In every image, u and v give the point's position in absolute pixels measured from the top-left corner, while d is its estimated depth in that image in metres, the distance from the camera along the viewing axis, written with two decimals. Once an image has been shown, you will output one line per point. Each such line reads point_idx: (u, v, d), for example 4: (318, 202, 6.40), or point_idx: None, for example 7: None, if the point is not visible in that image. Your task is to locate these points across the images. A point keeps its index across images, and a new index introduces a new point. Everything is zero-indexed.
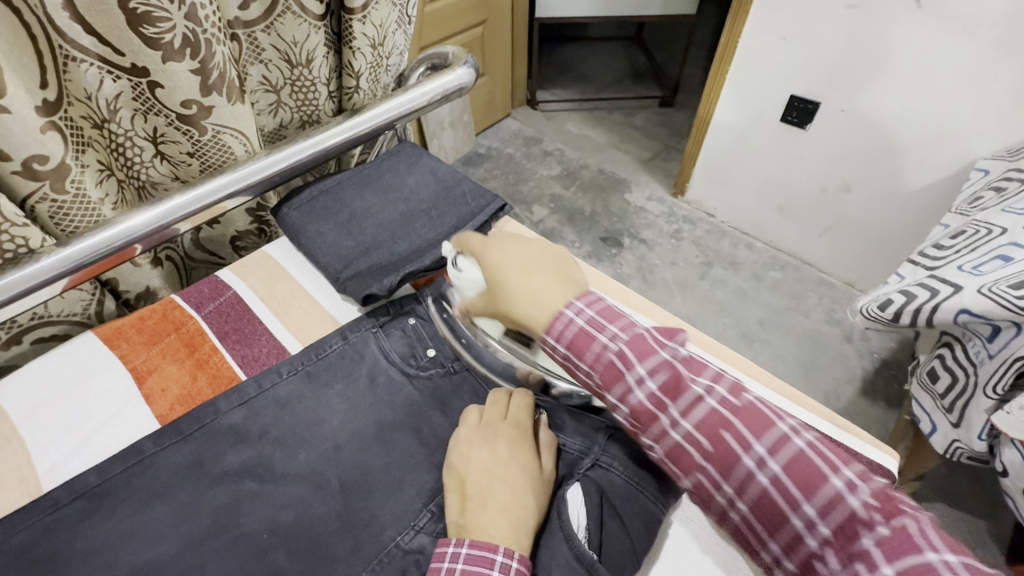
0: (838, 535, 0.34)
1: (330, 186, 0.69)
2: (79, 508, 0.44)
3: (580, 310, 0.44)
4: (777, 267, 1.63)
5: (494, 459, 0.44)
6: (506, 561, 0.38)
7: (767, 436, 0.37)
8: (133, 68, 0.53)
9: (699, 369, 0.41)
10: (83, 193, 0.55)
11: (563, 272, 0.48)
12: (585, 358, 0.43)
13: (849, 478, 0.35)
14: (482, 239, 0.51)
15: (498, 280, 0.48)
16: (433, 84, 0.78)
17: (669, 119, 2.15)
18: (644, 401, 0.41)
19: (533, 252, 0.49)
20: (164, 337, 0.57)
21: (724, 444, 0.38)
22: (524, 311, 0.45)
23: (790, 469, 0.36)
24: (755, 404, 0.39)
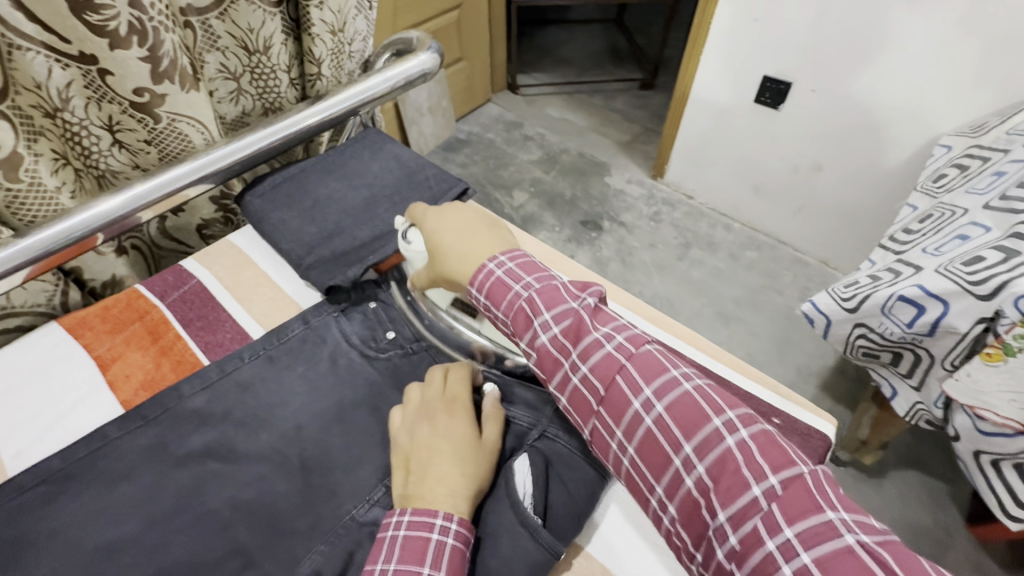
0: (712, 478, 0.35)
1: (294, 173, 0.70)
2: (44, 491, 0.46)
3: (500, 263, 0.48)
4: (753, 246, 1.66)
5: (434, 434, 0.45)
6: (445, 524, 0.40)
7: (657, 380, 0.40)
8: (82, 56, 0.53)
9: (605, 320, 0.44)
10: (39, 182, 0.56)
11: (497, 230, 0.53)
12: (501, 306, 0.46)
13: (770, 486, 0.33)
14: (424, 208, 0.55)
15: (435, 246, 0.51)
16: (396, 70, 0.79)
17: (649, 102, 2.15)
18: (548, 346, 0.44)
19: (468, 215, 0.53)
20: (128, 325, 0.58)
21: (653, 441, 0.39)
22: (456, 266, 0.50)
23: (675, 412, 0.39)
24: (652, 353, 0.42)
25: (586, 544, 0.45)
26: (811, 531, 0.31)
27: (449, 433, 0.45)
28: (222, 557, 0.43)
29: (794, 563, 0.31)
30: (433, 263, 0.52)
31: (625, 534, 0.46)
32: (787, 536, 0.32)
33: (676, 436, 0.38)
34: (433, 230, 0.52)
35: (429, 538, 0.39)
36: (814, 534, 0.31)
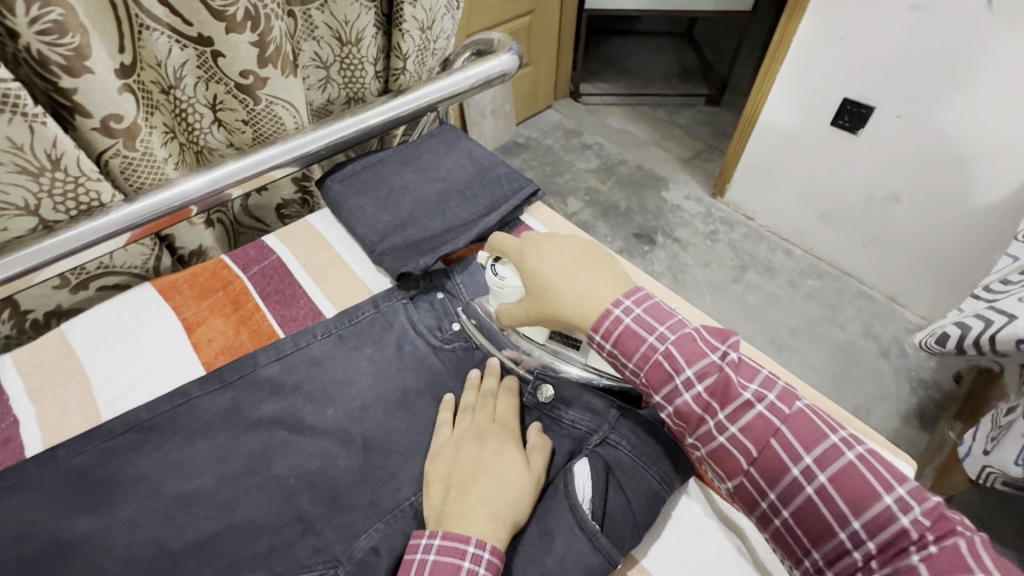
0: (883, 550, 0.36)
1: (373, 162, 0.72)
2: (131, 439, 0.49)
3: (628, 310, 0.44)
4: (814, 275, 1.59)
5: (481, 455, 0.45)
6: (477, 552, 0.38)
7: (816, 447, 0.39)
8: (199, 37, 0.57)
9: (749, 374, 0.42)
10: (150, 152, 0.59)
11: (604, 264, 0.48)
12: (633, 356, 0.44)
13: (900, 495, 0.36)
14: (519, 244, 0.51)
15: (544, 285, 0.47)
16: (476, 69, 0.81)
17: (714, 119, 2.11)
18: (692, 404, 0.42)
19: (572, 250, 0.49)
20: (212, 293, 0.61)
21: (773, 454, 0.40)
22: (573, 310, 0.46)
23: (823, 456, 0.39)
24: (806, 413, 0.41)
25: (642, 557, 0.45)
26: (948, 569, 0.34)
27: (497, 457, 0.45)
28: (286, 522, 0.45)
29: None
30: (543, 306, 0.48)
31: (684, 550, 0.45)
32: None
33: (796, 448, 0.40)
34: (537, 269, 0.48)
35: (460, 564, 0.38)
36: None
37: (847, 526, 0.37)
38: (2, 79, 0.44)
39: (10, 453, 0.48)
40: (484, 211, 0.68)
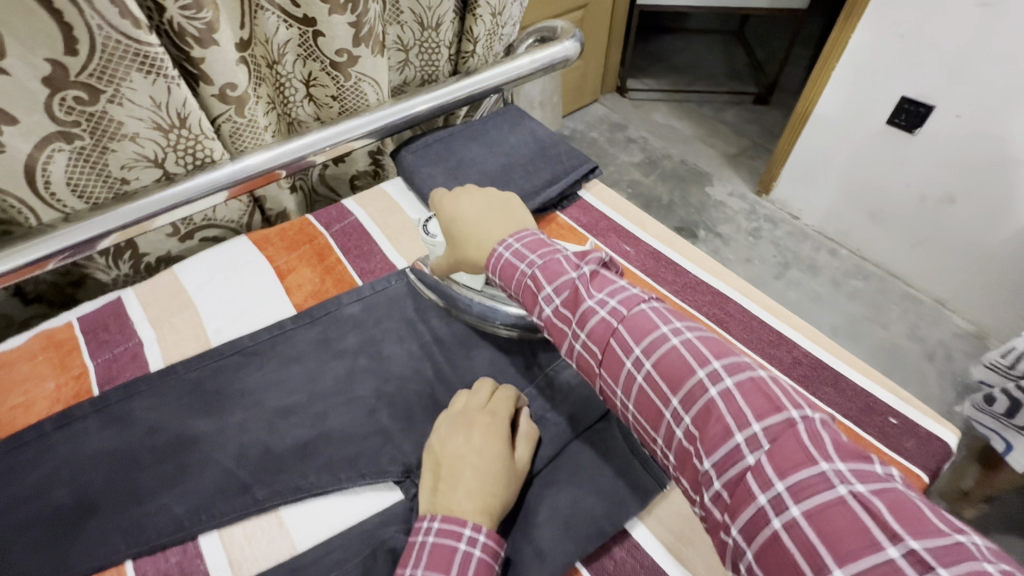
0: (699, 428, 0.36)
1: (442, 137, 0.78)
2: (237, 360, 0.56)
3: (526, 253, 0.48)
4: (859, 276, 1.58)
5: (470, 444, 0.45)
6: (473, 536, 0.39)
7: (645, 339, 0.40)
8: (304, 18, 0.64)
9: (600, 286, 0.44)
10: (254, 120, 0.67)
11: (517, 213, 0.55)
12: (512, 284, 0.48)
13: (712, 369, 0.37)
14: (442, 196, 0.58)
15: (461, 231, 0.54)
16: (541, 54, 0.86)
17: (762, 117, 2.09)
18: (552, 318, 0.45)
19: (486, 200, 0.56)
20: (301, 246, 0.68)
21: (612, 350, 0.41)
22: (474, 252, 0.53)
23: (664, 367, 0.39)
24: (645, 312, 0.41)
25: None
26: (800, 485, 0.31)
27: (487, 445, 0.45)
28: (369, 433, 0.51)
29: (784, 516, 0.31)
30: (457, 250, 0.55)
31: None
32: (777, 490, 0.31)
33: (628, 342, 0.40)
34: (454, 216, 0.55)
35: (456, 548, 0.39)
36: (804, 487, 0.31)
37: (671, 406, 0.38)
38: (149, 44, 0.51)
39: (137, 366, 0.56)
40: (546, 183, 0.73)
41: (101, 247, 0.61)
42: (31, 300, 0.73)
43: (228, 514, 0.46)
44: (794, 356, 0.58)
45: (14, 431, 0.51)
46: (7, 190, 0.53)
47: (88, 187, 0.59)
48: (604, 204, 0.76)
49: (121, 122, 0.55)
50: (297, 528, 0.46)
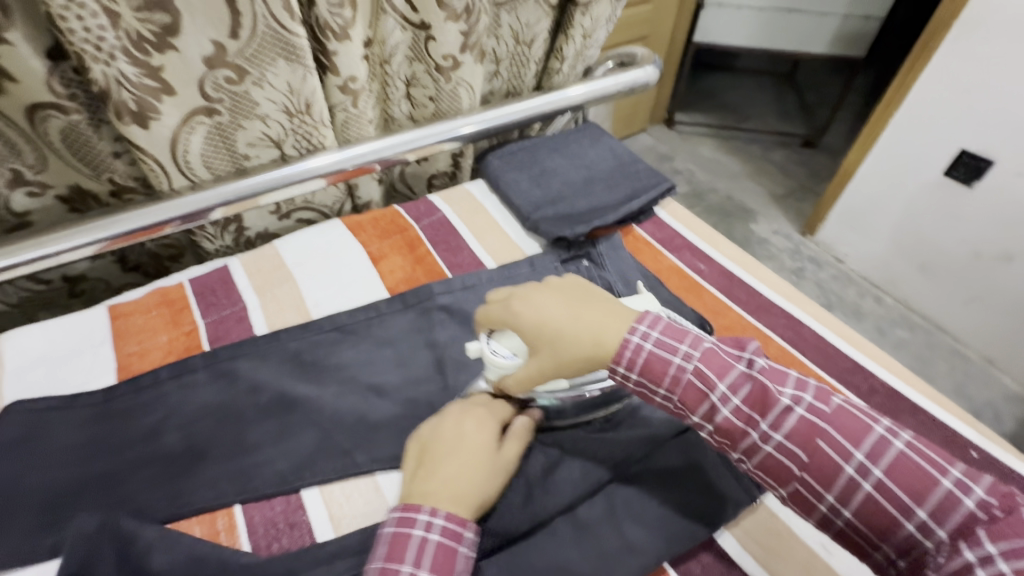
0: (951, 534, 0.34)
1: (527, 146, 0.82)
2: (335, 335, 0.60)
3: (640, 331, 0.43)
4: (903, 325, 1.57)
5: (458, 433, 0.46)
6: (428, 520, 0.39)
7: (865, 441, 0.37)
8: (420, 23, 0.69)
9: (781, 377, 0.41)
10: (362, 112, 0.71)
11: (598, 297, 0.47)
12: (661, 381, 0.42)
13: (956, 477, 0.35)
14: (502, 310, 0.47)
15: (552, 339, 0.44)
16: (624, 76, 0.90)
17: (809, 161, 2.10)
18: (731, 419, 0.40)
19: (565, 296, 0.47)
20: (392, 235, 0.72)
21: (821, 453, 0.38)
22: (586, 353, 0.43)
23: (894, 473, 0.36)
24: (845, 409, 0.39)
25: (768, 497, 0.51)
26: (1015, 551, 0.33)
27: (472, 439, 0.45)
28: None
29: (994, 573, 0.32)
30: (548, 353, 0.45)
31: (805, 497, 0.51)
32: (988, 549, 0.33)
33: (844, 446, 0.38)
34: (541, 319, 0.45)
35: (412, 535, 0.39)
36: (1018, 551, 0.33)
37: (912, 516, 0.35)
38: (296, 35, 0.56)
39: (242, 329, 0.60)
40: (626, 197, 0.75)
41: (210, 218, 0.65)
42: (130, 268, 0.77)
43: (329, 473, 0.49)
44: (872, 384, 0.60)
45: (130, 375, 0.55)
46: (149, 154, 0.58)
47: (213, 160, 0.64)
48: (680, 223, 0.78)
49: (257, 103, 0.61)
50: (391, 494, 0.49)
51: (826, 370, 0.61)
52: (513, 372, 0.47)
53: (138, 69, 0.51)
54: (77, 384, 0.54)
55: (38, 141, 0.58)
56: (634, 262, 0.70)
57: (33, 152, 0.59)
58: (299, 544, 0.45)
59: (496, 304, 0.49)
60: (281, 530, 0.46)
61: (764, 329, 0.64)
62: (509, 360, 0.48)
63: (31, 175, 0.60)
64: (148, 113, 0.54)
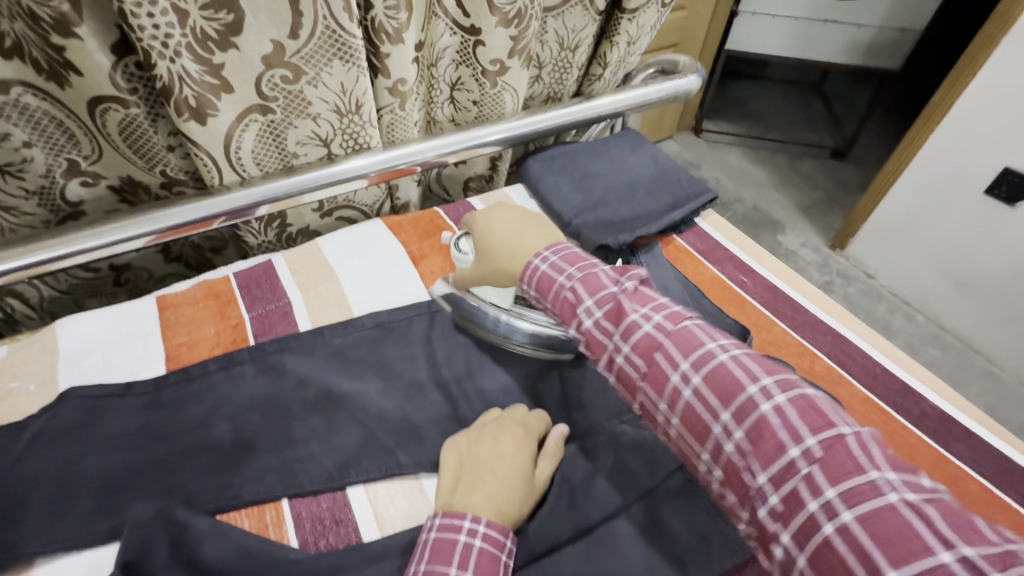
0: (751, 442, 0.34)
1: (568, 151, 0.82)
2: (376, 334, 0.60)
3: (543, 258, 0.49)
4: (936, 344, 1.53)
5: (495, 449, 0.46)
6: (472, 526, 0.40)
7: (693, 353, 0.39)
8: (470, 28, 0.70)
9: (642, 300, 0.43)
10: (408, 113, 0.72)
11: (545, 224, 0.56)
12: (549, 296, 0.47)
13: (764, 386, 0.36)
14: (472, 218, 0.58)
15: (489, 246, 0.54)
16: (666, 84, 0.89)
17: (838, 172, 2.02)
18: (593, 331, 0.43)
19: (519, 214, 0.56)
20: (432, 236, 0.73)
21: (656, 366, 0.40)
22: (506, 262, 0.53)
23: (711, 382, 0.37)
24: (690, 328, 0.40)
25: None
26: (850, 492, 0.31)
27: (510, 456, 0.46)
28: None
29: (835, 521, 0.30)
30: (487, 261, 0.55)
31: None
32: (827, 495, 0.31)
33: (674, 356, 0.39)
34: (487, 227, 0.56)
35: (457, 541, 0.39)
36: (853, 493, 0.30)
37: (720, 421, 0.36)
38: (354, 36, 0.57)
39: (287, 324, 0.61)
40: (667, 206, 0.75)
41: (255, 214, 0.66)
42: (172, 259, 0.77)
43: (374, 472, 0.49)
44: (922, 408, 0.58)
45: (179, 365, 0.56)
46: (202, 148, 0.59)
47: (263, 156, 0.65)
48: (721, 234, 0.77)
49: (310, 102, 0.61)
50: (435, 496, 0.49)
51: (873, 390, 0.59)
52: (462, 268, 0.59)
53: (201, 66, 0.52)
54: (128, 373, 0.55)
55: (95, 131, 0.59)
56: (677, 272, 0.69)
57: (90, 142, 0.60)
58: (345, 543, 0.46)
59: (471, 216, 0.60)
60: (327, 527, 0.46)
61: (809, 346, 0.63)
62: (465, 258, 0.59)
63: (86, 165, 0.62)
64: (207, 109, 0.55)
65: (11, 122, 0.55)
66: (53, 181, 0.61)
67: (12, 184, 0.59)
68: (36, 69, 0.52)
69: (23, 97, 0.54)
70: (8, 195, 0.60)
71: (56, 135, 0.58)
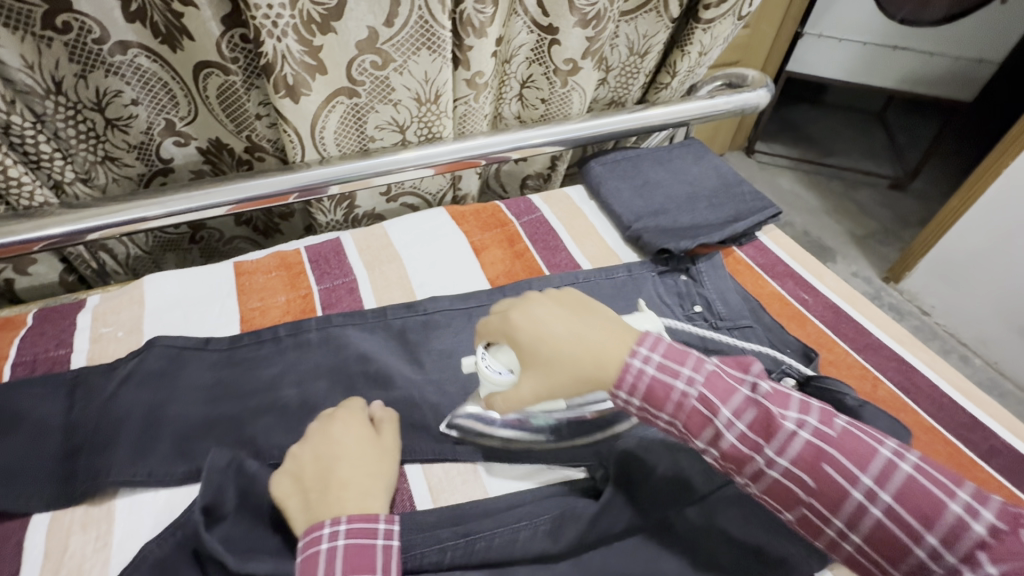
0: (897, 505, 0.33)
1: (631, 156, 0.82)
2: (435, 318, 0.61)
3: (638, 354, 0.39)
4: (993, 389, 1.46)
5: (325, 441, 0.46)
6: (332, 529, 0.39)
7: (805, 419, 0.37)
8: (548, 27, 0.71)
9: (734, 374, 0.39)
10: (480, 106, 0.74)
11: (599, 309, 0.44)
12: (645, 394, 0.39)
13: (890, 448, 0.35)
14: (499, 317, 0.45)
15: (553, 350, 0.40)
16: (735, 97, 0.89)
17: (896, 204, 1.94)
18: (707, 418, 0.37)
19: (560, 303, 0.44)
20: (494, 229, 0.74)
21: (785, 444, 0.36)
22: (584, 369, 0.39)
23: (845, 450, 0.35)
24: (786, 394, 0.39)
25: None
26: (947, 530, 0.32)
27: (341, 442, 0.46)
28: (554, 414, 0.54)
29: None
30: (552, 375, 0.40)
31: None
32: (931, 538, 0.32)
33: (794, 425, 0.37)
34: (540, 335, 0.41)
35: (323, 551, 0.38)
36: (951, 532, 0.32)
37: (858, 487, 0.34)
38: (443, 28, 0.59)
39: (352, 300, 0.63)
40: (730, 218, 0.74)
41: (327, 193, 0.68)
42: (242, 222, 0.79)
43: (431, 452, 0.51)
44: (992, 445, 0.56)
45: (252, 328, 0.59)
46: (291, 124, 0.62)
47: (344, 138, 0.68)
48: (783, 250, 0.76)
49: (394, 89, 0.64)
50: (489, 480, 0.50)
51: (939, 421, 0.58)
52: (506, 390, 0.43)
53: (303, 47, 0.55)
54: (205, 330, 0.58)
55: (195, 93, 0.63)
56: (736, 284, 0.68)
57: (187, 105, 0.64)
58: (400, 509, 0.47)
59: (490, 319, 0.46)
60: None
61: (872, 369, 0.62)
62: (504, 377, 0.44)
63: (181, 125, 0.65)
64: (301, 88, 0.59)
65: (125, 81, 0.59)
66: (150, 139, 0.65)
67: (117, 138, 0.63)
68: (154, 32, 0.56)
69: (137, 58, 0.58)
70: (113, 148, 0.64)
71: (160, 96, 0.62)
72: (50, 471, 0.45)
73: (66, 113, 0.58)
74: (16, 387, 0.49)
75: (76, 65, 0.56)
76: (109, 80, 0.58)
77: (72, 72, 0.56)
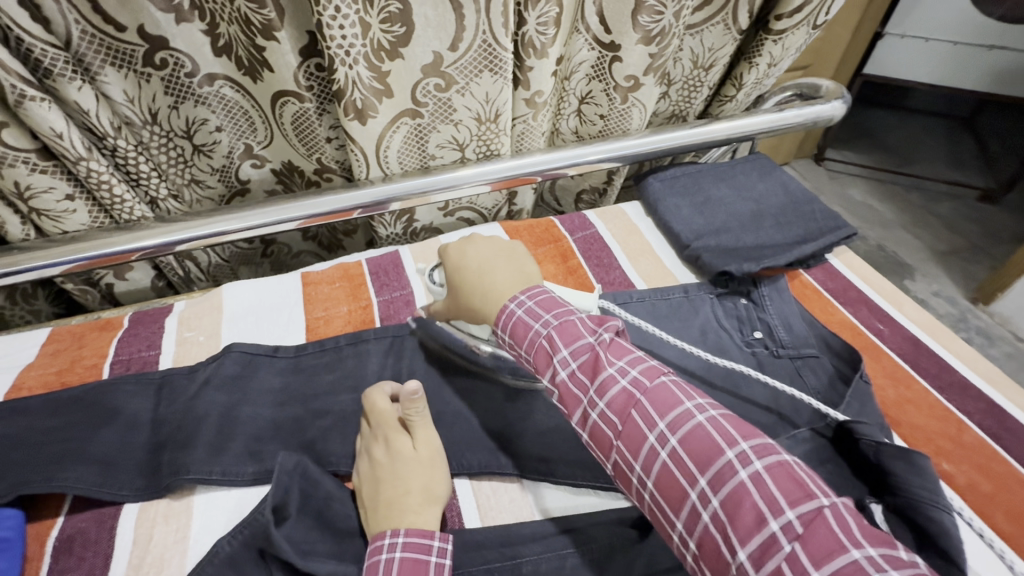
0: (729, 512, 0.31)
1: (691, 172, 0.80)
2: None
3: (519, 303, 0.46)
4: None
5: (388, 453, 0.48)
6: (392, 540, 0.41)
7: (670, 412, 0.36)
8: (610, 44, 0.70)
9: (620, 353, 0.40)
10: (537, 124, 0.74)
11: (526, 262, 0.54)
12: (523, 345, 0.44)
13: (743, 452, 0.33)
14: (448, 249, 0.57)
15: (460, 282, 0.53)
16: (807, 109, 0.84)
17: (987, 218, 1.77)
18: (566, 383, 0.40)
19: (496, 248, 0.55)
20: (546, 244, 0.75)
21: (632, 423, 0.37)
22: (479, 302, 0.51)
23: (693, 446, 0.34)
24: (667, 385, 0.38)
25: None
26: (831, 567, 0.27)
27: (406, 458, 0.47)
28: None
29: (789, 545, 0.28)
30: (456, 298, 0.54)
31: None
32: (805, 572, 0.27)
33: (653, 416, 0.36)
34: (459, 263, 0.54)
35: (381, 561, 0.40)
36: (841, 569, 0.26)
37: (698, 487, 0.33)
38: (504, 49, 0.60)
39: (410, 311, 0.66)
40: (797, 239, 0.70)
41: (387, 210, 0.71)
42: (309, 237, 0.84)
43: (477, 466, 0.52)
44: None
45: (316, 336, 0.62)
46: (358, 145, 0.65)
47: (406, 156, 0.71)
48: (855, 273, 0.71)
49: (455, 109, 0.66)
50: (535, 501, 0.51)
51: None
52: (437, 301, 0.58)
53: (371, 73, 0.58)
54: (274, 337, 0.62)
55: (272, 120, 0.67)
56: (802, 309, 0.64)
57: (264, 130, 0.68)
58: (450, 525, 0.49)
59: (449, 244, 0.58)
60: None
61: (956, 411, 0.57)
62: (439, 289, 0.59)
63: (259, 149, 0.70)
64: (368, 112, 0.61)
65: (211, 109, 0.64)
66: (232, 162, 0.70)
67: (203, 162, 0.69)
68: (238, 65, 0.61)
69: (223, 89, 0.63)
70: (198, 171, 0.70)
71: (241, 122, 0.67)
72: (138, 464, 0.50)
73: (160, 140, 0.64)
74: (113, 383, 0.54)
75: (170, 97, 0.61)
76: (197, 109, 0.63)
77: (166, 103, 0.62)
